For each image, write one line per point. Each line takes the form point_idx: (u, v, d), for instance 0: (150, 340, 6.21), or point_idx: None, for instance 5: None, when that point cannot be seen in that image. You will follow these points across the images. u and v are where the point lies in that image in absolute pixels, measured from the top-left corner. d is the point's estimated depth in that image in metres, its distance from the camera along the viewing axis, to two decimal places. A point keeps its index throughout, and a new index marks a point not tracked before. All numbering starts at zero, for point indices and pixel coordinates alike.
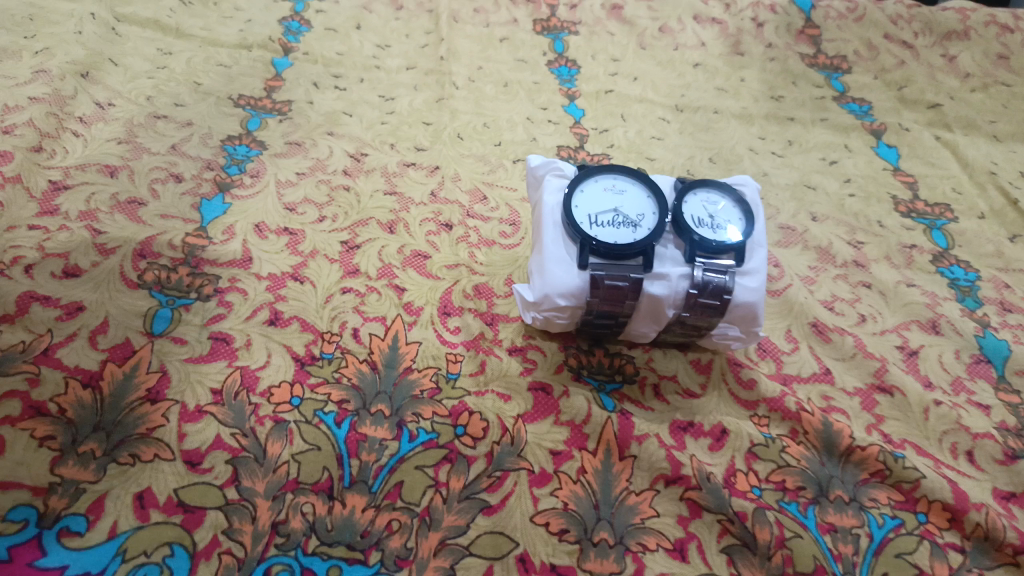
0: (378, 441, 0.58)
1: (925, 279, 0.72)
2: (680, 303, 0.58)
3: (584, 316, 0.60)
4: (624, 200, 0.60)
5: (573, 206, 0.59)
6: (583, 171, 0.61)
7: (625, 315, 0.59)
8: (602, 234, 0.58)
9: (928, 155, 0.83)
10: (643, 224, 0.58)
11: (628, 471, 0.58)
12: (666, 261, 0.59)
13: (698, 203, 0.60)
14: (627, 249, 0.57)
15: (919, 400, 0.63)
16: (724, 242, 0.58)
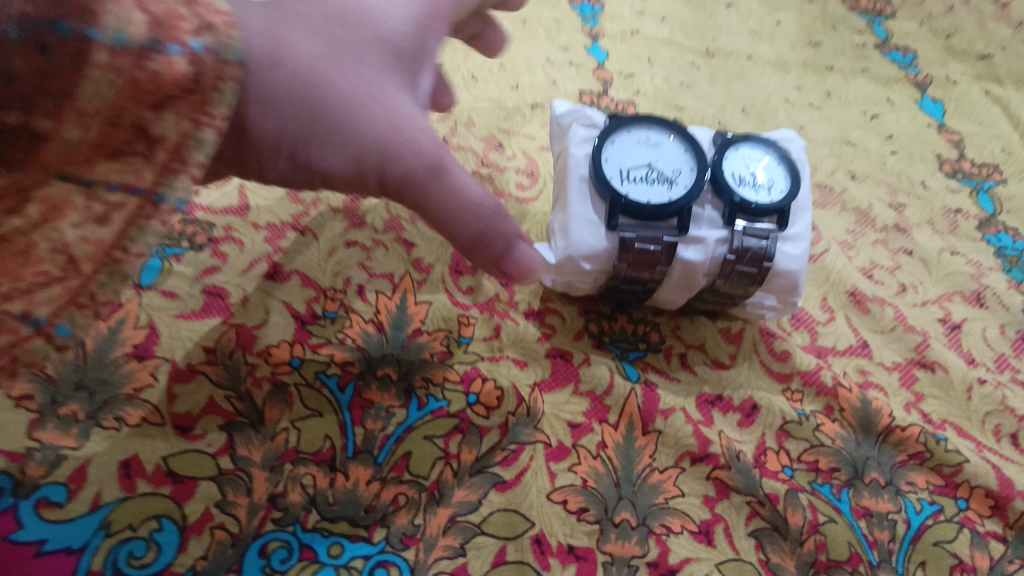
0: (384, 408, 0.54)
1: (970, 247, 0.67)
2: (715, 270, 0.54)
3: (609, 280, 0.55)
4: (659, 154, 0.54)
5: (603, 159, 0.54)
6: (616, 121, 0.55)
7: (654, 281, 0.55)
8: (634, 192, 0.53)
9: (975, 112, 0.78)
10: (680, 182, 0.53)
11: (652, 447, 0.54)
12: (702, 223, 0.54)
13: (739, 159, 0.55)
14: (662, 211, 0.52)
15: (962, 378, 0.59)
16: (767, 205, 0.53)
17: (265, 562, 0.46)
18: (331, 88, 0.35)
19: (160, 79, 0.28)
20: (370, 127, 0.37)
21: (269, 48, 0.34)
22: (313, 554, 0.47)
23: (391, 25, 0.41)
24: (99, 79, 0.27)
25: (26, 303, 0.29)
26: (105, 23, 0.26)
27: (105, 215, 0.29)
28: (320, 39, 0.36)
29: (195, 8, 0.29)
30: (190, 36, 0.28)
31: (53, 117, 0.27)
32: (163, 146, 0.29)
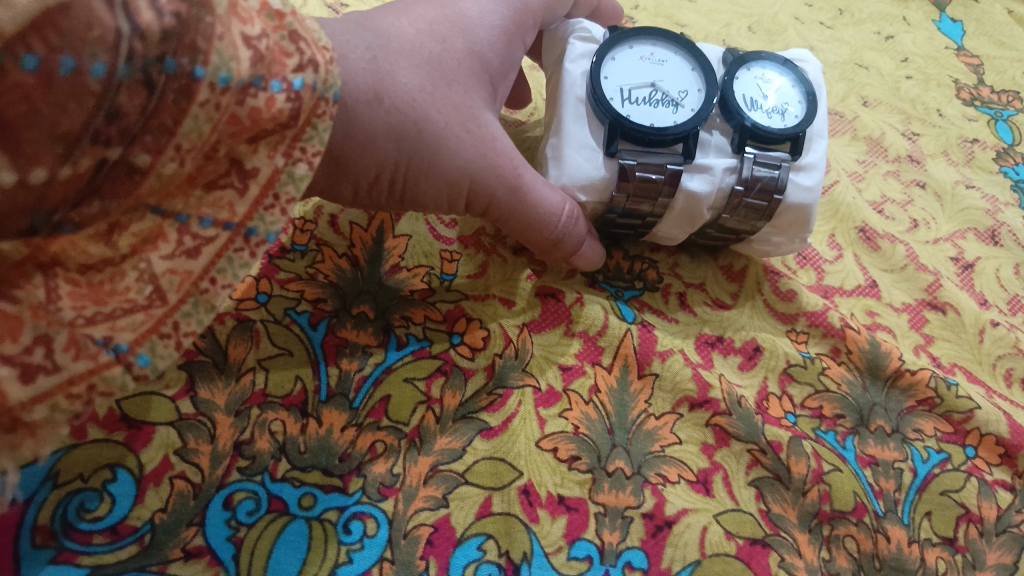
0: (360, 347, 0.49)
1: (985, 180, 0.63)
2: (722, 202, 0.50)
3: (605, 213, 0.51)
4: (664, 73, 0.49)
5: (603, 77, 0.48)
6: (617, 34, 0.50)
7: (655, 214, 0.50)
8: (636, 114, 0.48)
9: (996, 33, 0.72)
10: (686, 104, 0.48)
11: (647, 391, 0.50)
12: (709, 150, 0.49)
13: (751, 80, 0.50)
14: (666, 135, 0.47)
15: (975, 320, 0.56)
16: (781, 130, 0.48)
17: (230, 514, 0.43)
18: (425, 121, 0.40)
19: (259, 115, 0.30)
20: (458, 155, 0.42)
21: (370, 84, 0.38)
22: (283, 505, 0.44)
23: (478, 41, 0.45)
24: (198, 115, 0.28)
25: (108, 328, 0.29)
26: (212, 60, 0.28)
27: (195, 248, 0.31)
28: (417, 70, 0.40)
29: (297, 44, 0.31)
30: (292, 73, 0.31)
31: (152, 151, 0.28)
32: (255, 180, 0.32)
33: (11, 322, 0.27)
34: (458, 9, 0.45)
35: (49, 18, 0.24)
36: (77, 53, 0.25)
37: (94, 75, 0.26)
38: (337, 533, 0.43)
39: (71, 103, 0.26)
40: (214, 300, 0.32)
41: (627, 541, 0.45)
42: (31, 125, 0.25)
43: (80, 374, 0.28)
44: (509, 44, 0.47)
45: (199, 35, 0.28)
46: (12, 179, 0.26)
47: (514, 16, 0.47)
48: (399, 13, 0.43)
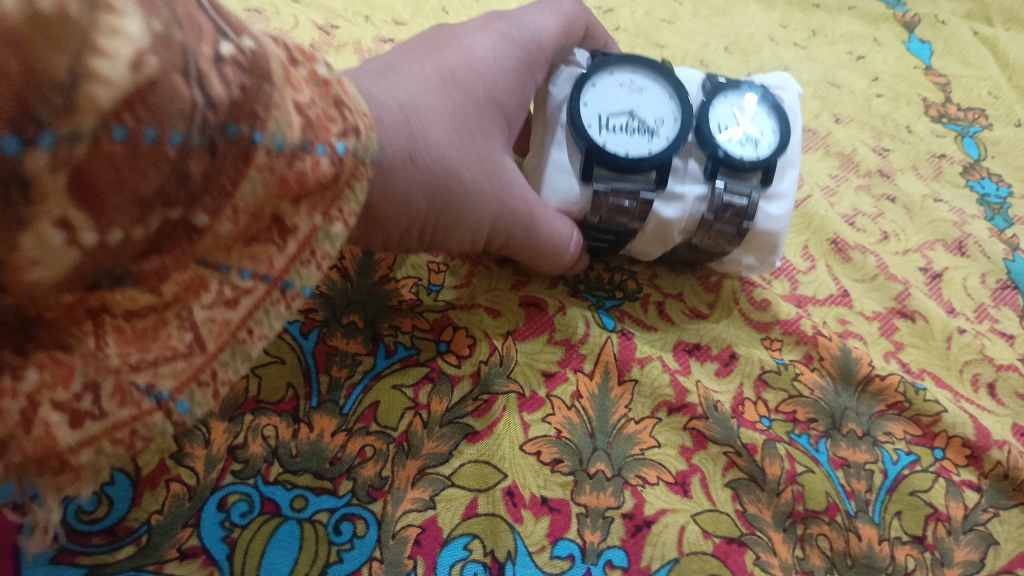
0: (350, 355, 0.51)
1: (953, 194, 0.65)
2: (691, 225, 0.52)
3: (585, 230, 0.53)
4: (642, 100, 0.51)
5: (583, 103, 0.51)
6: (599, 61, 0.52)
7: (629, 234, 0.53)
8: (612, 142, 0.50)
9: (963, 53, 0.75)
10: (662, 132, 0.50)
11: (627, 397, 0.52)
12: (683, 177, 0.51)
13: (727, 109, 0.52)
14: (640, 164, 0.49)
15: (943, 327, 0.58)
16: (752, 162, 0.51)
17: (225, 516, 0.44)
18: (455, 176, 0.42)
19: (305, 177, 0.30)
20: (482, 205, 0.44)
21: (405, 146, 0.39)
22: (275, 507, 0.45)
23: (496, 86, 0.47)
24: (255, 178, 0.29)
25: (151, 375, 0.30)
26: (269, 127, 0.29)
27: (234, 299, 0.31)
28: (445, 126, 0.42)
29: (342, 111, 0.32)
30: (335, 138, 0.32)
31: (211, 212, 0.29)
32: (294, 237, 0.32)
33: (64, 369, 0.28)
34: (476, 55, 0.47)
35: (140, 94, 0.24)
36: (160, 125, 0.25)
37: (172, 144, 0.26)
38: (327, 533, 0.45)
39: (150, 171, 0.26)
40: (248, 349, 0.32)
41: (608, 541, 0.47)
42: (115, 190, 0.26)
43: (124, 420, 0.29)
44: (520, 86, 0.49)
45: (260, 105, 0.28)
46: (93, 242, 0.26)
47: (526, 58, 0.49)
48: (420, 62, 0.45)
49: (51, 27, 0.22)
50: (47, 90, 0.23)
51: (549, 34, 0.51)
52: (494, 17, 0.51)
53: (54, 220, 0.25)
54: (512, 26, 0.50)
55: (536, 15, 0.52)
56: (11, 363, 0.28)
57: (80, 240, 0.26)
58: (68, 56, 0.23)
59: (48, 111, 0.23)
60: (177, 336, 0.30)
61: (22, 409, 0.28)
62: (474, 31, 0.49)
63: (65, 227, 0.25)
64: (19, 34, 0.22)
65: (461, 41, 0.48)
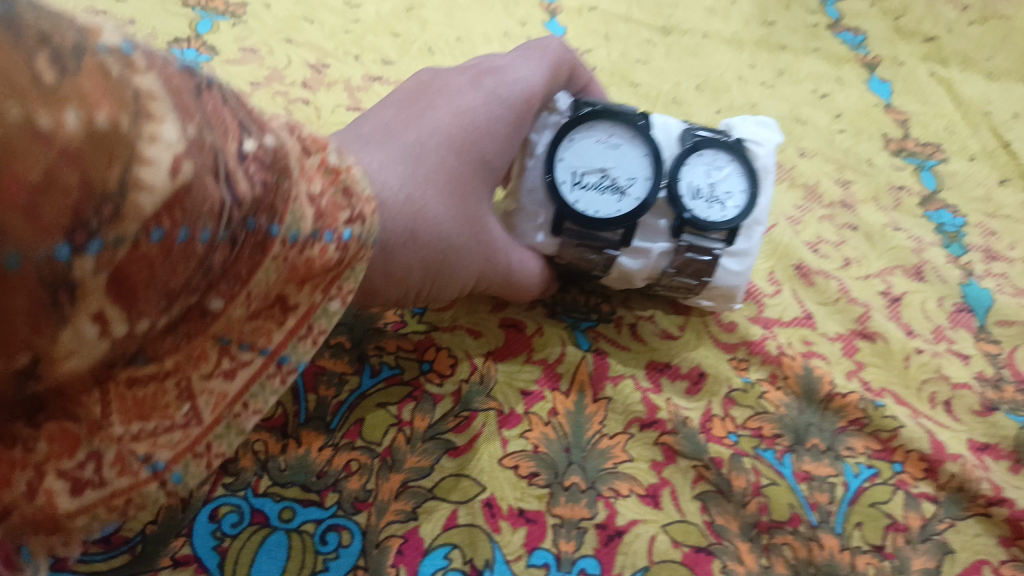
0: (337, 375, 0.54)
1: (912, 223, 0.69)
2: (655, 274, 0.56)
3: (555, 264, 0.58)
4: (616, 158, 0.54)
5: (558, 160, 0.54)
6: (579, 117, 0.54)
7: (596, 275, 0.57)
8: (582, 200, 0.53)
9: (920, 92, 0.79)
10: (631, 192, 0.53)
11: (601, 413, 0.55)
12: (651, 233, 0.54)
13: (700, 168, 0.53)
14: (605, 223, 0.53)
15: (901, 347, 0.61)
16: (717, 223, 0.53)
17: (215, 526, 0.47)
18: (448, 245, 0.46)
19: (313, 263, 0.33)
20: (469, 265, 0.49)
21: (403, 225, 0.42)
22: (264, 518, 0.48)
23: (488, 149, 0.50)
24: (269, 266, 0.32)
25: (150, 445, 0.32)
26: (286, 219, 0.31)
27: (231, 371, 0.33)
28: (444, 198, 0.46)
29: (350, 199, 0.35)
30: (342, 225, 0.34)
31: (224, 297, 0.31)
32: (294, 313, 0.34)
33: (69, 441, 0.31)
34: (471, 118, 0.50)
35: (177, 197, 0.25)
36: (192, 225, 0.27)
37: (201, 240, 0.28)
38: (314, 543, 0.47)
39: (179, 266, 0.28)
40: (243, 423, 0.34)
41: (582, 550, 0.49)
42: (147, 286, 0.27)
43: (121, 489, 0.32)
44: (508, 143, 0.52)
45: (278, 198, 0.30)
46: (120, 332, 0.28)
47: (515, 116, 0.51)
48: (415, 128, 0.48)
49: (105, 141, 0.23)
50: (99, 202, 0.24)
51: (540, 87, 0.53)
52: (483, 71, 0.53)
53: (90, 315, 0.26)
54: (502, 83, 0.52)
55: (527, 65, 0.54)
56: (24, 435, 0.30)
57: (109, 331, 0.27)
58: (120, 167, 0.24)
59: (99, 220, 0.24)
60: (176, 407, 0.32)
61: (31, 478, 0.31)
62: (464, 89, 0.52)
63: (99, 321, 0.27)
64: (76, 150, 0.23)
65: (452, 102, 0.51)
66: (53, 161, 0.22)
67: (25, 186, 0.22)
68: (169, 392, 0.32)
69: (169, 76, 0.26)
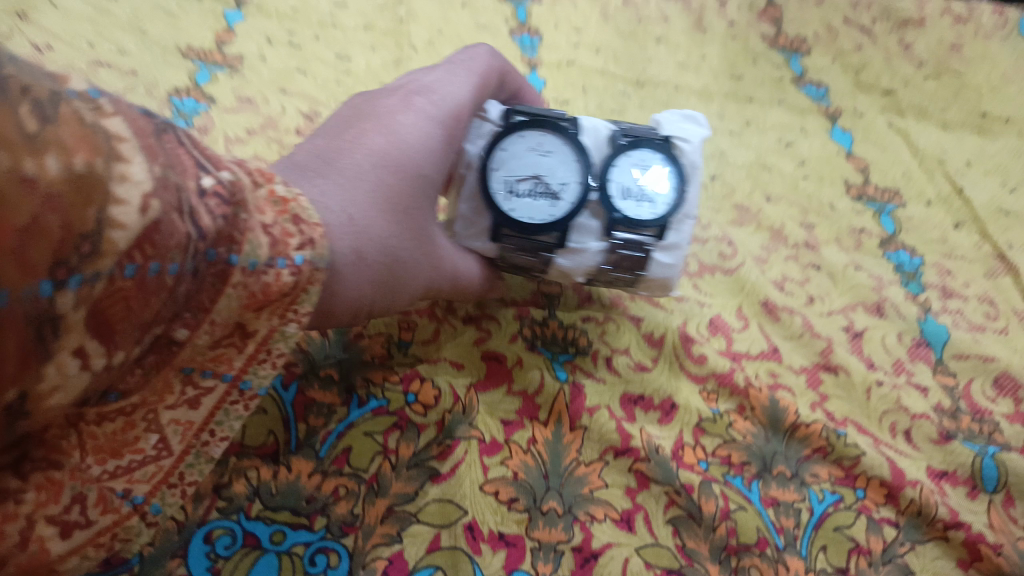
0: (326, 405, 0.56)
1: (871, 263, 0.73)
2: (591, 270, 0.58)
3: (496, 265, 0.60)
4: (547, 164, 0.56)
5: (492, 169, 0.56)
6: (510, 126, 0.56)
7: (538, 273, 0.60)
8: (518, 207, 0.56)
9: (879, 140, 0.84)
10: (564, 196, 0.55)
11: (578, 442, 0.58)
12: (586, 232, 0.56)
13: (629, 168, 0.55)
14: (542, 228, 0.55)
15: (862, 380, 0.64)
16: (647, 220, 0.55)
17: (210, 548, 0.49)
18: (395, 262, 0.44)
19: (270, 289, 0.32)
20: (414, 281, 0.48)
21: (351, 247, 0.40)
22: (256, 541, 0.50)
23: (427, 164, 0.49)
24: (231, 295, 0.31)
25: (127, 481, 0.33)
26: (245, 249, 0.31)
27: (196, 399, 0.34)
28: (387, 216, 0.43)
29: (299, 226, 0.34)
30: (295, 250, 0.33)
31: (191, 326, 0.31)
32: (253, 340, 0.34)
33: (55, 488, 0.30)
34: (407, 133, 0.48)
35: (147, 235, 0.26)
36: (162, 259, 0.27)
37: (170, 272, 0.28)
38: (303, 565, 0.50)
39: (151, 298, 0.27)
40: (210, 450, 0.35)
41: (559, 572, 0.52)
42: (123, 320, 0.27)
43: (105, 526, 0.33)
44: (442, 159, 0.51)
45: (236, 230, 0.30)
46: (101, 364, 0.27)
47: (445, 132, 0.51)
48: (353, 147, 0.45)
49: (85, 184, 0.23)
50: (77, 242, 0.24)
51: (465, 103, 0.53)
52: (411, 90, 0.52)
53: (72, 350, 0.25)
54: (432, 101, 0.51)
55: (452, 82, 0.54)
56: (12, 488, 0.28)
57: (90, 365, 0.26)
58: (95, 209, 0.24)
59: (77, 258, 0.24)
60: (144, 440, 0.33)
61: (21, 529, 0.29)
62: (396, 107, 0.50)
63: (80, 355, 0.26)
64: (59, 194, 0.23)
65: (387, 120, 0.48)
66: (38, 206, 0.22)
67: (13, 230, 0.22)
68: (137, 426, 0.32)
69: (134, 120, 0.27)
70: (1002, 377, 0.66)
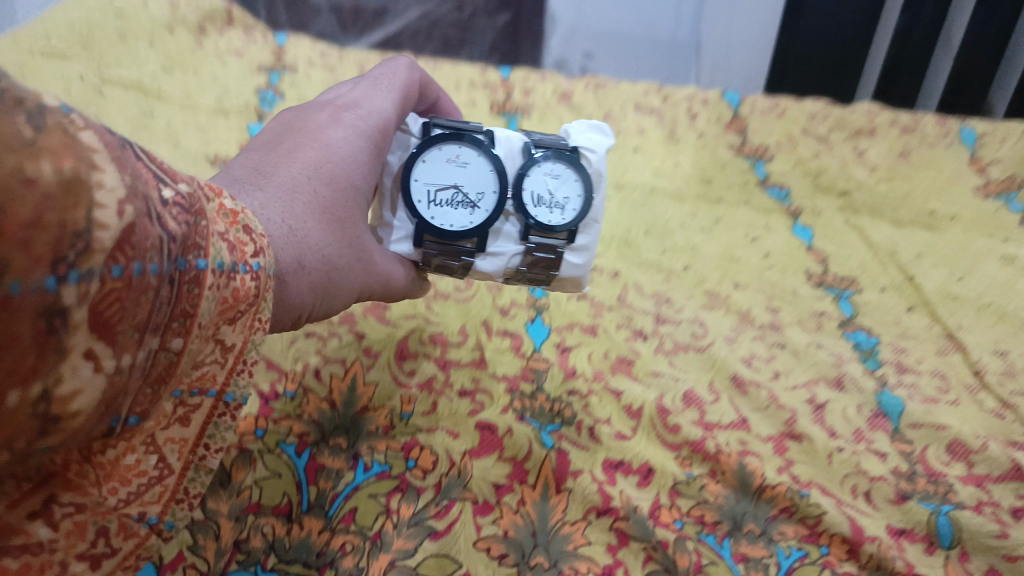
0: (335, 470, 0.63)
1: (832, 342, 0.81)
2: (509, 271, 0.65)
3: (422, 266, 0.65)
4: (465, 175, 0.62)
5: (413, 179, 0.61)
6: (428, 139, 0.61)
7: (460, 274, 0.66)
8: (438, 216, 0.62)
9: (836, 235, 0.94)
10: (481, 205, 0.62)
11: (563, 503, 0.64)
12: (502, 237, 0.64)
13: (541, 178, 0.62)
14: (464, 236, 0.62)
15: (824, 446, 0.70)
16: (558, 226, 0.62)
17: None
18: (333, 266, 0.49)
19: (239, 294, 0.36)
20: (354, 282, 0.53)
21: (292, 258, 0.45)
22: None
23: (358, 175, 0.54)
24: (210, 297, 0.33)
25: (140, 506, 0.35)
26: (211, 253, 0.33)
27: (186, 417, 0.36)
28: (323, 225, 0.49)
29: (250, 235, 0.38)
30: (252, 257, 0.37)
31: (181, 333, 0.32)
32: (232, 353, 0.37)
33: (81, 527, 0.33)
34: (335, 149, 0.53)
35: (125, 237, 0.27)
36: (143, 258, 0.28)
37: (151, 273, 0.29)
38: None
39: (142, 298, 0.29)
40: (209, 463, 0.38)
41: None
42: (121, 320, 0.28)
43: (129, 550, 0.35)
44: (373, 168, 0.56)
45: (199, 237, 0.33)
46: (112, 366, 0.28)
47: (374, 146, 0.56)
48: (285, 164, 0.50)
49: (74, 186, 0.25)
50: (72, 239, 0.25)
51: (391, 114, 0.58)
52: (339, 104, 0.57)
53: (82, 353, 0.27)
54: (360, 116, 0.56)
55: (376, 94, 0.58)
56: (45, 540, 0.32)
57: (103, 367, 0.28)
58: (84, 210, 0.26)
59: (74, 254, 0.26)
60: (145, 462, 0.35)
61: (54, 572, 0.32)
62: (327, 122, 0.55)
63: (90, 357, 0.27)
64: (53, 196, 0.25)
65: (318, 136, 0.53)
66: (38, 204, 0.24)
67: (18, 223, 0.24)
68: (136, 450, 0.34)
69: (103, 135, 0.28)
70: (954, 442, 0.72)
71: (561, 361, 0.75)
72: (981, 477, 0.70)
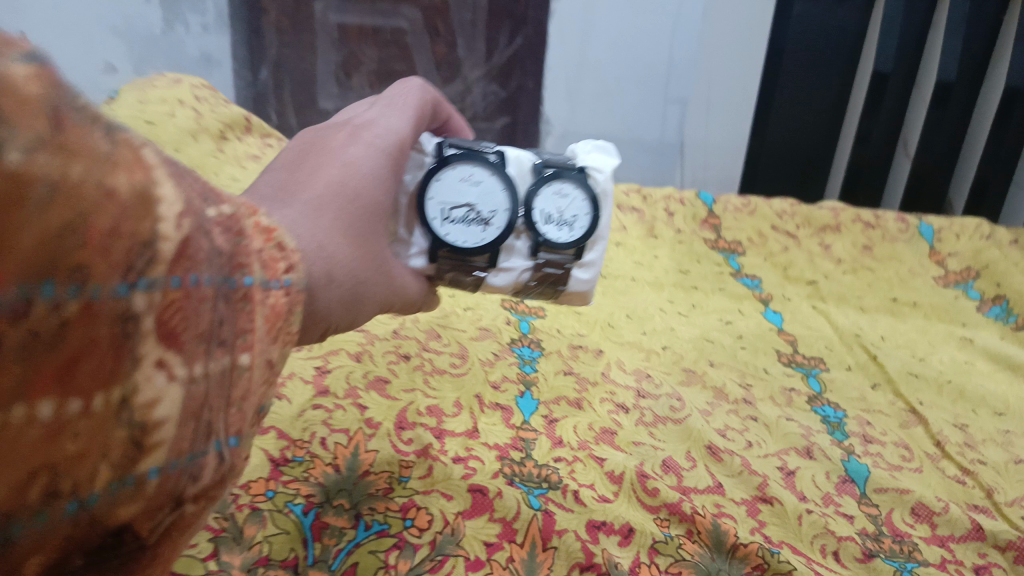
0: (338, 528, 0.66)
1: (802, 415, 0.87)
2: (519, 286, 0.70)
3: (437, 278, 0.68)
4: (478, 193, 0.65)
5: (429, 199, 0.65)
6: (443, 160, 0.65)
7: (472, 287, 0.69)
8: (452, 232, 0.65)
9: (806, 320, 1.03)
10: (494, 222, 0.66)
11: (550, 559, 0.66)
12: (513, 252, 0.68)
13: (551, 197, 0.67)
14: (478, 251, 0.65)
15: (794, 509, 0.74)
16: (566, 243, 0.67)
17: None
18: (360, 280, 0.53)
19: (277, 309, 0.38)
20: (378, 294, 0.57)
21: (322, 272, 0.48)
22: None
23: (378, 193, 0.58)
24: (260, 313, 0.36)
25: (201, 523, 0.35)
26: (252, 270, 0.35)
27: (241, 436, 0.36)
28: (348, 239, 0.52)
29: (283, 252, 0.40)
30: (282, 275, 0.39)
31: (242, 349, 0.34)
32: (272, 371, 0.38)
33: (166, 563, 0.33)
34: (356, 169, 0.56)
35: (182, 251, 0.29)
36: (197, 271, 0.30)
37: (206, 284, 0.31)
38: None
39: (201, 310, 0.31)
40: None
41: None
42: (185, 330, 0.30)
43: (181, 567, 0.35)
44: (389, 186, 0.59)
45: (242, 257, 0.35)
46: (184, 374, 0.29)
47: (392, 163, 0.60)
48: (310, 182, 0.54)
49: (146, 200, 0.27)
50: (139, 249, 0.27)
51: (405, 133, 0.62)
52: (357, 126, 0.61)
53: (153, 362, 0.28)
54: (376, 136, 0.60)
55: (389, 116, 0.62)
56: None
57: (175, 375, 0.29)
58: (151, 222, 0.27)
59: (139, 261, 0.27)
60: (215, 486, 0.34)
61: None
62: (344, 145, 0.58)
63: (162, 366, 0.28)
64: (127, 207, 0.26)
65: (338, 156, 0.57)
66: (116, 217, 0.26)
67: (101, 233, 0.25)
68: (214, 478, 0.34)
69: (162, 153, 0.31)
70: (918, 505, 0.77)
71: (548, 431, 0.82)
72: (945, 537, 0.74)
